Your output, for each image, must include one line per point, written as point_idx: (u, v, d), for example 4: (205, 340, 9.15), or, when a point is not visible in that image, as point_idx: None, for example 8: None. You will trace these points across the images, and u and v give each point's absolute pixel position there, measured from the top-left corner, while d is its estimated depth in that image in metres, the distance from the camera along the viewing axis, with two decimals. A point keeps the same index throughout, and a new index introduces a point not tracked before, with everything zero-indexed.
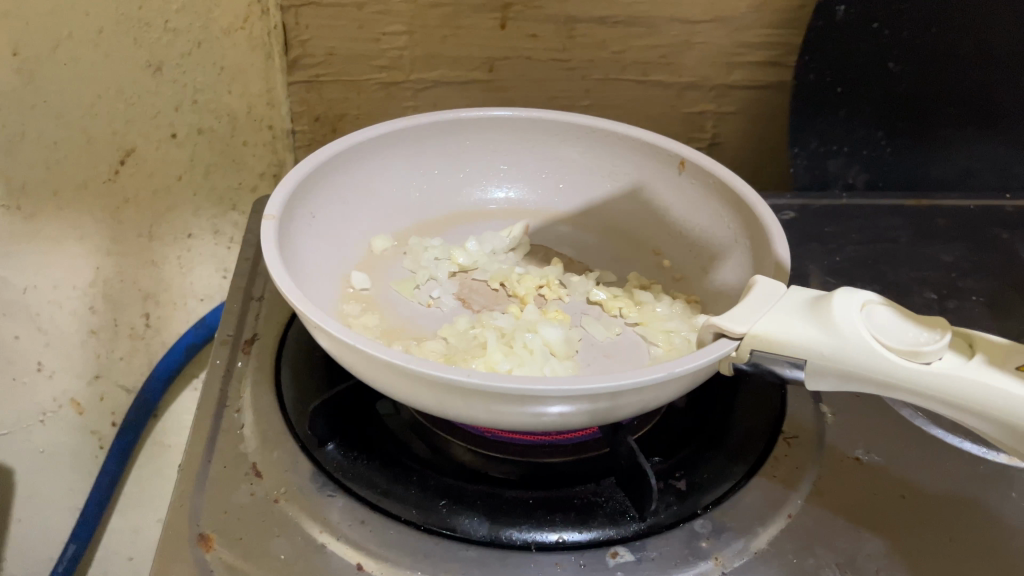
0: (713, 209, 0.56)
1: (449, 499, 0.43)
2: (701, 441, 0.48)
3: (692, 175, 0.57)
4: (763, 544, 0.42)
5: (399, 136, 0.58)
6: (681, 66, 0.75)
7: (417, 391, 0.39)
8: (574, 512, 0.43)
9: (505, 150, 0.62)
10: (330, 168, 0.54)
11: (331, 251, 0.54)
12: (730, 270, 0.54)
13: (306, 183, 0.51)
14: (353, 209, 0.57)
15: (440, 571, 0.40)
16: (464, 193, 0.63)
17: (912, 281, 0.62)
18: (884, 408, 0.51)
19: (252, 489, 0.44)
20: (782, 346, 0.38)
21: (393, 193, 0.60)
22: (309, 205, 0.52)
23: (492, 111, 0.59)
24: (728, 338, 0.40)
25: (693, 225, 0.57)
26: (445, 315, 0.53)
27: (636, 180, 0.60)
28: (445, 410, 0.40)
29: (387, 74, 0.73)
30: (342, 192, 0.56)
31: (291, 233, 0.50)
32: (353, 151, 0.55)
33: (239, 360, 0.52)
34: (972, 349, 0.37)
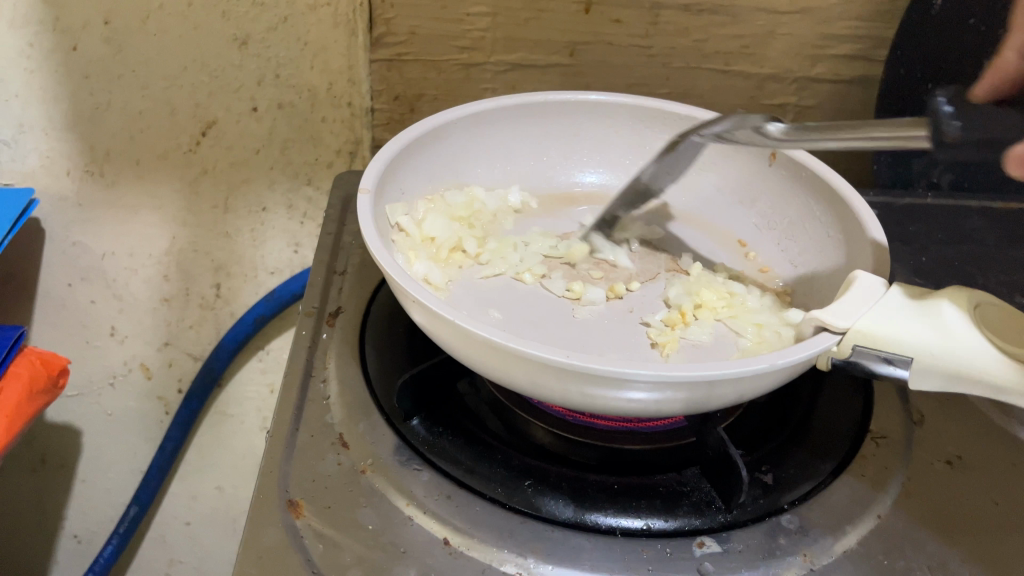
0: (802, 203, 0.55)
1: (533, 480, 0.44)
2: (786, 436, 0.47)
3: (783, 166, 0.56)
4: (852, 543, 0.41)
5: (489, 117, 0.59)
6: (764, 57, 0.73)
7: (513, 370, 0.39)
8: (658, 500, 0.43)
9: (592, 135, 0.62)
10: (422, 145, 0.55)
11: None
12: (818, 263, 0.53)
13: (399, 157, 0.52)
14: (442, 186, 0.58)
15: (525, 551, 0.40)
16: (548, 177, 0.63)
17: (1001, 286, 0.61)
18: (976, 414, 0.50)
19: (339, 459, 0.44)
20: (887, 341, 0.37)
21: (480, 173, 0.60)
22: (399, 179, 0.53)
23: (581, 95, 0.60)
24: (829, 332, 0.38)
25: (782, 218, 0.57)
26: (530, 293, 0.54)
27: (723, 171, 0.60)
28: (539, 389, 0.40)
29: (468, 55, 0.73)
30: (431, 169, 0.57)
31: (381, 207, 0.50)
32: (445, 129, 0.56)
33: (322, 333, 0.53)
34: None
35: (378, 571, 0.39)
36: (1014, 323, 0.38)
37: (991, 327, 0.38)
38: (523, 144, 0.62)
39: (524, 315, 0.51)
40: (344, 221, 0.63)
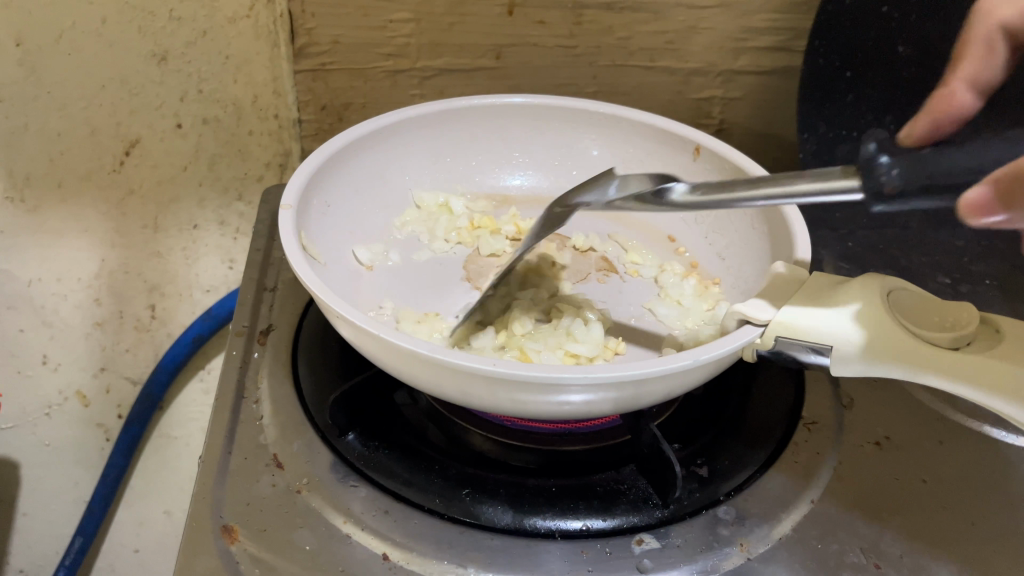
0: (725, 195, 0.57)
1: (472, 488, 0.43)
2: (721, 427, 0.48)
3: (707, 161, 0.57)
4: (787, 530, 0.42)
5: (414, 125, 0.59)
6: (687, 52, 0.74)
7: (443, 381, 0.39)
8: (596, 500, 0.43)
9: (519, 138, 0.63)
10: (345, 157, 0.54)
11: (345, 242, 0.54)
12: (748, 256, 0.54)
13: (324, 166, 0.52)
14: (370, 194, 0.58)
15: (465, 561, 0.40)
16: (478, 181, 0.64)
17: (924, 266, 0.62)
18: (902, 395, 0.51)
19: (274, 480, 0.43)
20: (805, 333, 0.38)
21: (406, 183, 0.60)
22: (326, 188, 0.53)
23: (506, 98, 0.60)
24: (752, 324, 0.39)
25: (708, 212, 0.58)
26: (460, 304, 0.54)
27: (648, 166, 0.61)
28: (469, 398, 0.40)
29: (393, 62, 0.73)
30: (355, 181, 0.56)
31: (306, 222, 0.50)
32: (368, 139, 0.56)
33: (254, 351, 0.52)
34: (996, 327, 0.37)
35: None
36: (923, 308, 0.39)
37: (903, 315, 0.38)
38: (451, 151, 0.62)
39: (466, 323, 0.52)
40: (273, 237, 0.62)
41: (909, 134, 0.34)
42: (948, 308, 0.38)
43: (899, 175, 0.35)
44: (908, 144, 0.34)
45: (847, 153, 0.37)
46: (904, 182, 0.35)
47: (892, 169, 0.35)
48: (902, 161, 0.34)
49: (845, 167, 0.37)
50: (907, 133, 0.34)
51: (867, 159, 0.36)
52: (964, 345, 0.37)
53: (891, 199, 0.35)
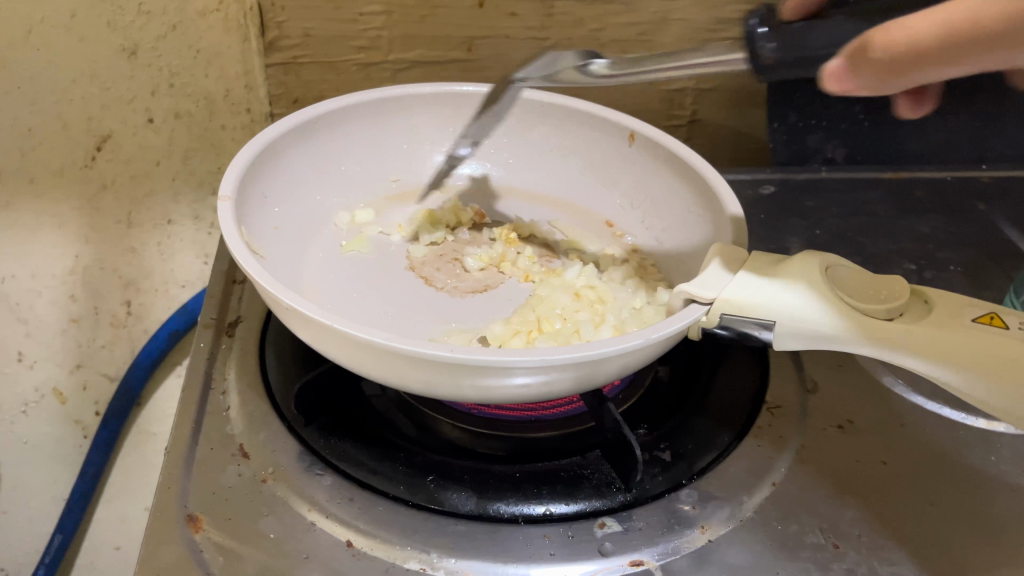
0: (665, 180, 0.58)
1: (437, 475, 0.44)
2: (684, 412, 0.49)
3: (641, 147, 0.59)
4: (749, 512, 0.43)
5: (350, 115, 0.59)
6: (658, 43, 0.75)
7: (392, 370, 0.40)
8: (560, 485, 0.43)
9: (454, 127, 0.64)
10: (282, 149, 0.54)
11: (285, 235, 0.55)
12: (683, 240, 0.55)
13: (266, 153, 0.53)
14: (315, 180, 0.58)
15: (429, 546, 0.40)
16: (417, 170, 0.64)
17: (891, 253, 0.63)
18: (867, 378, 0.52)
19: (240, 469, 0.44)
20: (750, 309, 0.39)
21: (346, 173, 0.61)
22: (268, 176, 0.53)
23: (443, 87, 0.61)
24: (699, 302, 0.40)
25: (644, 197, 0.60)
26: (404, 291, 0.54)
27: (584, 152, 0.63)
28: (416, 386, 0.40)
29: (365, 55, 0.73)
30: (293, 172, 0.56)
31: (244, 213, 0.50)
32: (305, 129, 0.56)
33: (223, 343, 0.52)
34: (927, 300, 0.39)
35: None
36: (859, 283, 0.40)
37: (840, 289, 0.39)
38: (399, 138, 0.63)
39: (404, 314, 0.52)
40: None
41: (892, 27, 0.35)
42: (883, 282, 0.39)
43: (774, 49, 0.42)
44: (897, 34, 0.35)
45: (842, 52, 0.37)
46: (876, 75, 0.36)
47: (769, 43, 0.42)
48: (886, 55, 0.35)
49: (847, 67, 0.37)
50: (890, 28, 0.35)
51: (858, 57, 0.36)
52: (897, 315, 0.38)
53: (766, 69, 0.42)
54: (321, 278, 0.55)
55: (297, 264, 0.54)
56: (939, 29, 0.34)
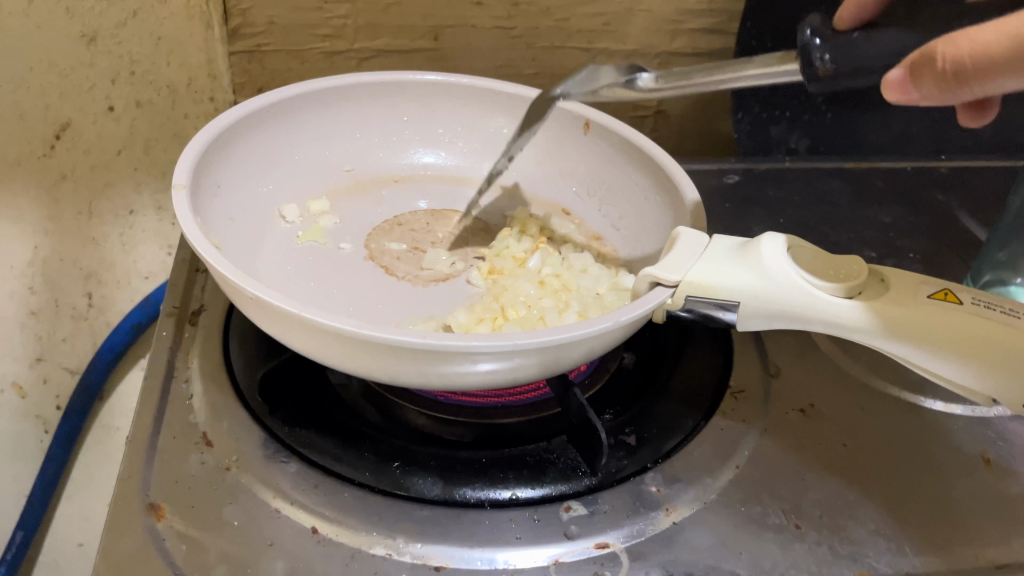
0: (621, 167, 0.58)
1: (402, 461, 0.44)
2: (649, 398, 0.49)
3: (597, 135, 0.59)
4: (713, 494, 0.43)
5: (304, 103, 0.58)
6: (624, 34, 0.75)
7: (354, 357, 0.39)
8: (525, 469, 0.43)
9: (408, 114, 0.63)
10: (236, 136, 0.54)
11: (241, 223, 0.54)
12: (641, 227, 0.56)
13: (223, 138, 0.52)
14: (271, 167, 0.58)
15: (395, 531, 0.40)
16: (371, 159, 0.64)
17: (852, 241, 0.64)
18: (828, 363, 0.53)
19: (203, 457, 0.43)
20: (714, 292, 0.40)
21: (300, 161, 0.60)
22: (224, 163, 0.53)
23: (397, 74, 0.61)
24: (663, 286, 0.40)
25: (601, 185, 0.60)
26: (360, 279, 0.54)
27: (539, 141, 0.63)
28: (379, 373, 0.40)
29: (329, 44, 0.72)
30: (247, 160, 0.55)
31: (200, 200, 0.49)
32: (259, 116, 0.55)
33: (185, 331, 0.51)
34: (884, 278, 0.40)
35: (243, 567, 0.38)
36: (819, 261, 0.40)
37: (801, 269, 0.40)
38: (355, 125, 0.63)
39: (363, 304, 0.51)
40: None
41: (961, 36, 0.33)
42: (841, 261, 0.40)
43: (831, 60, 0.38)
44: (963, 47, 0.32)
45: (904, 61, 0.36)
46: (939, 88, 0.34)
47: (824, 54, 0.38)
48: (953, 66, 0.33)
49: (909, 77, 0.35)
50: (957, 36, 0.33)
51: (922, 67, 0.34)
52: (857, 294, 0.39)
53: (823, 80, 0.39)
54: (280, 263, 0.54)
55: (255, 250, 0.54)
56: (1002, 41, 0.32)
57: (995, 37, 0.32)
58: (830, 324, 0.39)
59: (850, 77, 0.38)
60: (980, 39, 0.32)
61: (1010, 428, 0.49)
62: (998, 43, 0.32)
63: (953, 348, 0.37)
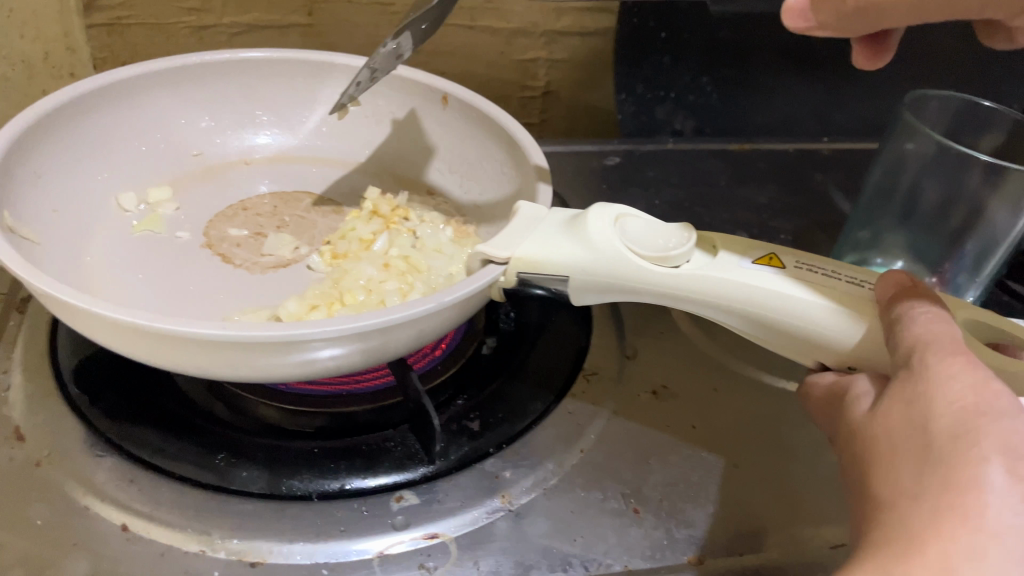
0: (479, 143, 0.57)
1: (228, 452, 0.41)
2: (499, 381, 0.48)
3: (455, 109, 0.57)
4: (553, 480, 0.42)
5: (138, 82, 0.56)
6: (506, 11, 0.73)
7: (161, 352, 0.37)
8: (359, 459, 0.42)
9: (254, 94, 0.61)
10: (59, 123, 0.50)
11: (65, 217, 0.51)
12: (499, 208, 0.55)
13: (37, 134, 0.48)
14: (97, 156, 0.54)
15: (211, 527, 0.38)
16: (216, 141, 0.61)
17: (726, 222, 0.64)
18: (686, 344, 0.52)
19: (11, 453, 0.40)
20: (542, 267, 0.39)
21: (136, 145, 0.57)
22: (43, 154, 0.49)
23: (238, 52, 0.58)
24: (495, 263, 0.39)
25: (464, 165, 0.59)
26: (200, 271, 0.53)
27: (398, 120, 0.61)
28: (192, 367, 0.37)
29: (196, 17, 0.69)
30: (74, 150, 0.52)
31: (14, 192, 0.46)
32: (80, 101, 0.52)
33: (11, 319, 0.48)
34: (712, 246, 0.39)
35: (41, 568, 0.36)
36: (647, 232, 0.39)
37: (628, 239, 0.39)
38: (198, 106, 0.60)
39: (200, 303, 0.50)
40: None
41: None
42: (668, 231, 0.39)
43: None
44: None
45: None
46: (841, 24, 0.29)
47: None
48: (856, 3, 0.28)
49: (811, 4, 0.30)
50: None
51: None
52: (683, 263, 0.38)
53: None
54: (111, 263, 0.52)
55: (79, 250, 0.51)
56: None
57: None
58: (660, 293, 0.38)
59: None
60: None
61: None
62: None
63: (806, 322, 0.36)
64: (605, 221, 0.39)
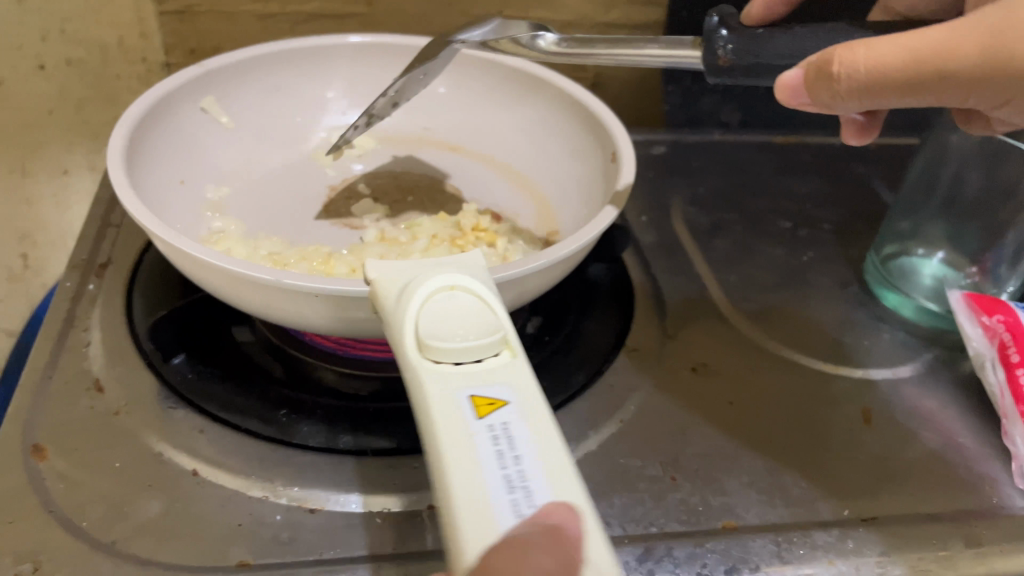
0: (577, 136, 0.61)
1: (290, 410, 0.44)
2: (545, 354, 0.50)
3: (565, 104, 0.61)
4: (594, 446, 0.44)
5: (258, 64, 0.62)
6: (559, 4, 0.75)
7: (252, 300, 0.40)
8: (412, 419, 0.44)
9: (359, 77, 0.66)
10: (186, 95, 0.57)
11: (195, 175, 0.57)
12: (587, 191, 0.58)
13: (158, 105, 0.54)
14: (211, 129, 0.60)
15: (273, 476, 0.41)
16: (326, 120, 0.67)
17: (768, 211, 0.66)
18: (727, 325, 0.54)
19: (92, 403, 0.44)
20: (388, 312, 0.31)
21: (256, 120, 0.63)
22: (170, 122, 0.56)
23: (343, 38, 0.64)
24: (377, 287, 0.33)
25: (560, 157, 0.62)
26: (312, 230, 0.58)
27: (515, 111, 0.66)
28: (278, 318, 0.41)
29: (261, 6, 0.73)
30: (203, 118, 0.59)
31: (148, 148, 0.52)
32: (210, 76, 0.59)
33: (90, 283, 0.52)
34: (505, 347, 0.30)
35: (121, 506, 0.39)
36: (445, 314, 0.30)
37: (421, 313, 0.30)
38: (311, 86, 0.66)
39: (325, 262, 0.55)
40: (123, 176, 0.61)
41: (857, 47, 0.35)
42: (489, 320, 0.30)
43: (732, 49, 0.41)
44: (861, 56, 0.35)
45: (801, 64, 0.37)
46: (845, 95, 0.36)
47: (727, 44, 0.41)
48: (850, 73, 0.35)
49: (805, 82, 0.37)
50: (857, 46, 0.35)
51: (817, 74, 0.36)
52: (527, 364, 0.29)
53: (721, 70, 0.41)
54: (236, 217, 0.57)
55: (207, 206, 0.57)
56: (907, 54, 0.35)
57: (894, 56, 0.35)
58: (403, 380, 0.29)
59: (742, 69, 0.41)
60: (886, 54, 0.35)
61: (898, 389, 0.50)
62: (900, 57, 0.35)
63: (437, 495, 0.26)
64: (434, 290, 0.30)
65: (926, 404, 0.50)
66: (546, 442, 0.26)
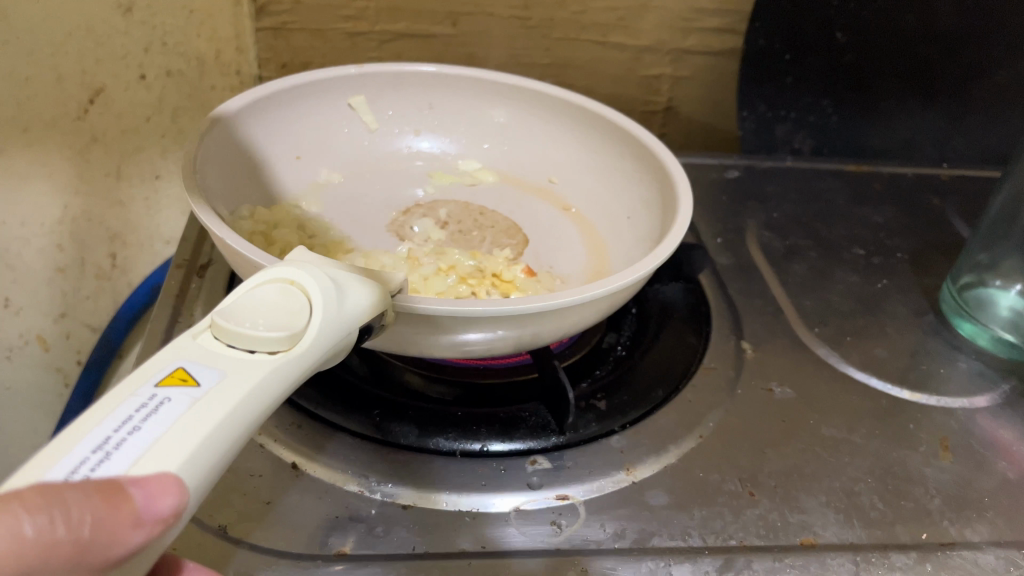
0: (637, 174, 0.61)
1: (382, 410, 0.46)
2: (623, 368, 0.51)
3: (625, 140, 0.62)
4: (674, 459, 0.45)
5: (333, 84, 0.64)
6: (637, 29, 0.77)
7: None
8: (498, 424, 0.46)
9: (430, 102, 0.68)
10: (261, 111, 0.59)
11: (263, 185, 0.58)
12: (641, 227, 0.58)
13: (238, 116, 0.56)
14: (291, 144, 0.62)
15: (368, 471, 0.43)
16: (393, 141, 0.68)
17: (844, 238, 0.67)
18: (801, 348, 0.55)
19: None
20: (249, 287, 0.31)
21: (326, 138, 0.65)
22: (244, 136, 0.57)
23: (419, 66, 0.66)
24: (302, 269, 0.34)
25: (616, 190, 0.63)
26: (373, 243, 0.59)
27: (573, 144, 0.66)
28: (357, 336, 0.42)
29: (352, 24, 0.76)
30: (274, 134, 0.60)
31: (223, 157, 0.53)
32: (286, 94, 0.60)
33: (192, 283, 0.55)
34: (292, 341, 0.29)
35: (227, 493, 0.41)
36: (269, 302, 0.30)
37: (252, 295, 0.30)
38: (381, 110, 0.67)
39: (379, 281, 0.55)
40: None
41: None
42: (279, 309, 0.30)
43: None
44: None
45: None
46: None
47: None
48: None
49: None
50: None
51: None
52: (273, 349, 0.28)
53: None
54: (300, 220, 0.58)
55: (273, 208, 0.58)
56: None
57: None
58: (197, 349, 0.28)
59: None
60: None
61: (974, 418, 0.51)
62: None
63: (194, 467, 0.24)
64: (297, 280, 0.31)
65: (1001, 435, 0.50)
66: (194, 434, 0.25)
